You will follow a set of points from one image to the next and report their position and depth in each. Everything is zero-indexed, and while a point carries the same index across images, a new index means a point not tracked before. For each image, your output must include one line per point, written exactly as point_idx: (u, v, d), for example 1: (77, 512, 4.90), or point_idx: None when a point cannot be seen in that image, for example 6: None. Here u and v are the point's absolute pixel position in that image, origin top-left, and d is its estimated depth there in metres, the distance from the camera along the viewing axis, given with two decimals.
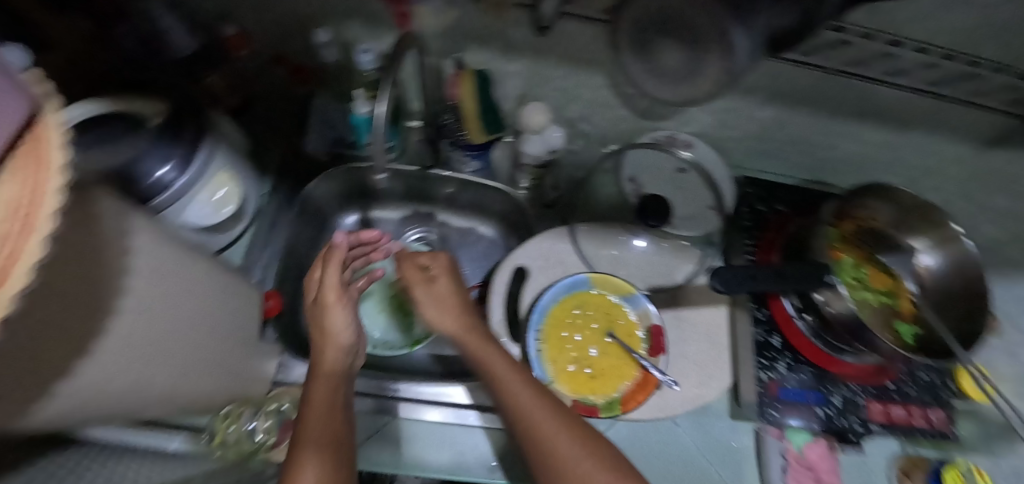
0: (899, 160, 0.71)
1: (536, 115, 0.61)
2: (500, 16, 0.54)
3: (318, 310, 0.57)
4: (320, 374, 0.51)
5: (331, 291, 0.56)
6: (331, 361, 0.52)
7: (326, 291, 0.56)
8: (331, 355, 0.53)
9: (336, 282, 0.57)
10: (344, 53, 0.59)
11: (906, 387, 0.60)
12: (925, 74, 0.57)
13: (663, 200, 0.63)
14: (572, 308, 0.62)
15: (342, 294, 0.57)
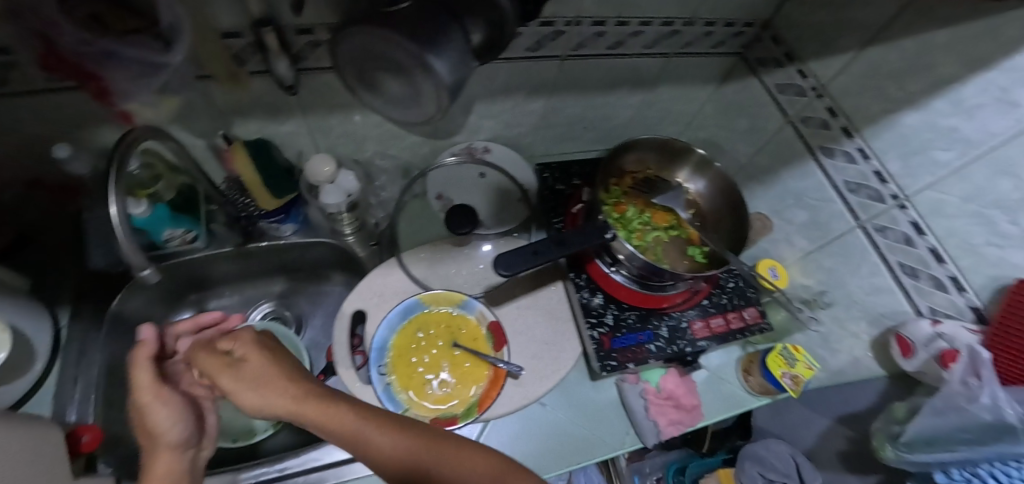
0: (662, 111, 0.84)
1: (323, 165, 0.63)
2: (246, 86, 0.57)
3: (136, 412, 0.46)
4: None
5: (141, 392, 0.45)
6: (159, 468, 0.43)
7: (138, 395, 0.45)
8: (164, 458, 0.44)
9: (149, 380, 0.46)
10: (99, 157, 0.57)
11: (718, 299, 0.69)
12: (637, 41, 0.67)
13: (468, 207, 0.67)
14: (414, 332, 0.64)
15: (161, 390, 0.47)
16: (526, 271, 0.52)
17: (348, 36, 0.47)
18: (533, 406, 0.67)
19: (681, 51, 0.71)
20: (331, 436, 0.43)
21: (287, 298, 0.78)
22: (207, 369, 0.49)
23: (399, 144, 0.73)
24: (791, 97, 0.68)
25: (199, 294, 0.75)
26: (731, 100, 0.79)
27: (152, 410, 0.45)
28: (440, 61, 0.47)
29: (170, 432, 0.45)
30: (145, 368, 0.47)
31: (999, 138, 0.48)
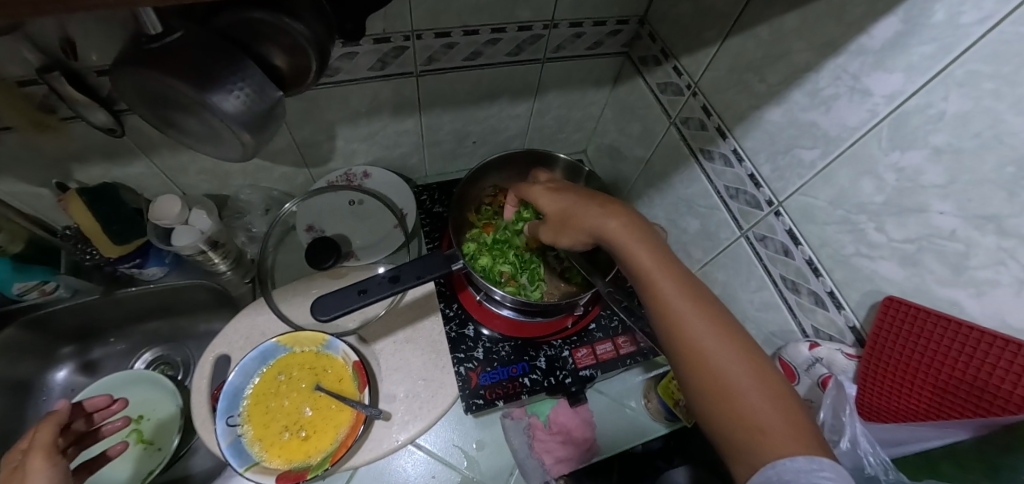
0: (559, 119, 0.79)
1: (170, 206, 0.60)
2: (64, 132, 0.54)
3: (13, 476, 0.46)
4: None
5: (41, 443, 0.48)
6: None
7: (30, 453, 0.47)
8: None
9: (47, 442, 0.49)
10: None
11: (606, 321, 0.64)
12: (498, 49, 0.62)
13: (331, 238, 0.64)
14: (274, 377, 0.60)
15: (54, 452, 0.48)
16: (346, 314, 0.48)
17: (119, 78, 0.42)
18: (409, 449, 0.61)
19: (554, 55, 0.67)
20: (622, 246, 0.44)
21: (174, 342, 0.75)
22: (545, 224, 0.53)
23: (268, 176, 0.69)
24: (673, 96, 0.63)
25: (77, 347, 0.71)
26: (626, 103, 0.74)
27: (41, 459, 0.47)
28: (225, 99, 0.43)
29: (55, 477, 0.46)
30: (50, 425, 0.51)
31: (853, 133, 0.41)
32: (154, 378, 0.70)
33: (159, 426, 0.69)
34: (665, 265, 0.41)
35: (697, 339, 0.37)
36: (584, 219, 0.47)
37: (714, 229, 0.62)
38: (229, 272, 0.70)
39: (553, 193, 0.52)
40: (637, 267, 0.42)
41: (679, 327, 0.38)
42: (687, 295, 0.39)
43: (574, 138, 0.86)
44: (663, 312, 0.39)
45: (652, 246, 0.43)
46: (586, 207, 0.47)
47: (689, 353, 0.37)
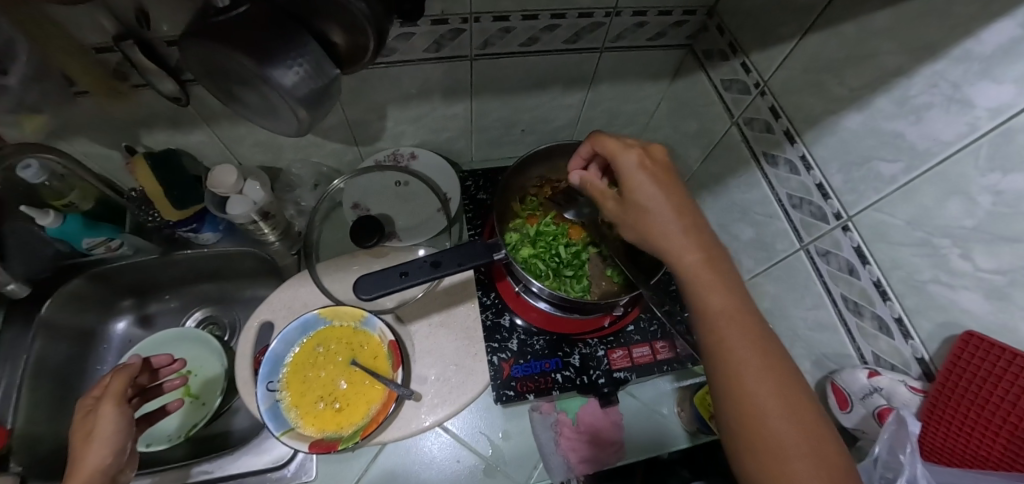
0: (612, 112, 0.76)
1: (226, 175, 0.62)
2: (135, 99, 0.56)
3: (85, 421, 0.50)
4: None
5: (112, 392, 0.52)
6: (87, 467, 0.47)
7: (103, 399, 0.51)
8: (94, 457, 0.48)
9: (118, 390, 0.53)
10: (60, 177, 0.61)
11: (645, 324, 0.62)
12: (555, 36, 0.60)
13: (377, 217, 0.65)
14: (313, 348, 0.62)
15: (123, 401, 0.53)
16: (388, 295, 0.48)
17: (187, 48, 0.43)
18: (437, 431, 0.62)
19: (612, 44, 0.64)
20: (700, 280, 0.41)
21: (222, 304, 0.79)
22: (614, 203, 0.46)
23: (319, 151, 0.71)
24: (737, 95, 0.60)
25: (136, 300, 0.76)
26: (683, 99, 0.70)
27: (109, 408, 0.51)
28: (284, 75, 0.44)
29: (117, 428, 0.50)
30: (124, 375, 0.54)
31: (945, 148, 0.37)
32: (203, 337, 0.74)
33: (205, 383, 0.72)
34: (736, 311, 0.38)
35: (756, 398, 0.35)
36: (660, 234, 0.42)
37: (771, 239, 0.58)
38: (276, 243, 0.73)
39: (644, 176, 0.43)
40: (707, 307, 0.39)
41: (739, 379, 0.36)
42: (753, 344, 0.37)
43: (625, 132, 0.83)
44: (724, 359, 0.37)
45: (729, 285, 0.40)
46: (671, 225, 0.42)
47: (742, 405, 0.35)
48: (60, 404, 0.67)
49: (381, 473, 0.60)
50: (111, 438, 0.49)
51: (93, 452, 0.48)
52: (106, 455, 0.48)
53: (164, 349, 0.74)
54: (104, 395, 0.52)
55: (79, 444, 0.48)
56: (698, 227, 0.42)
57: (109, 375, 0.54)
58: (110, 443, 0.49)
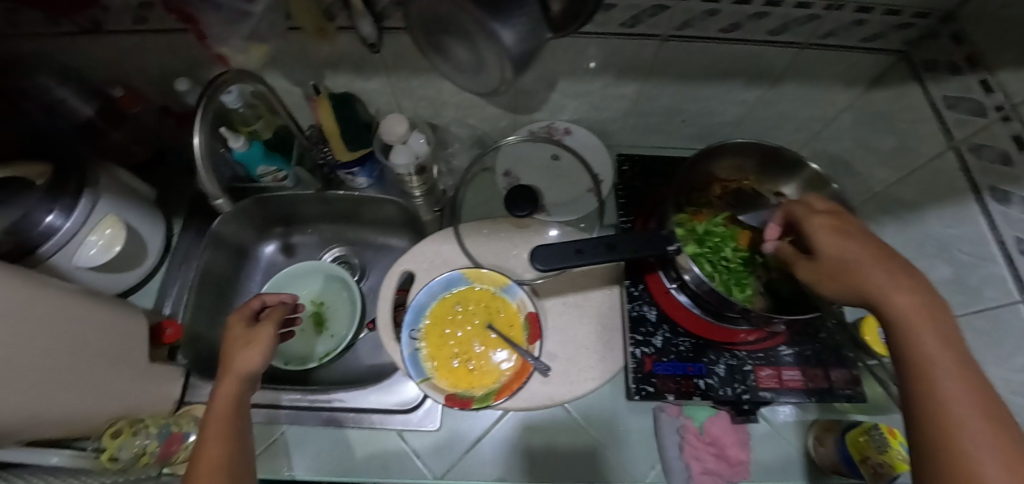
0: (785, 114, 0.71)
1: (396, 125, 0.64)
2: (335, 41, 0.58)
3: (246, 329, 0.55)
4: (223, 386, 0.48)
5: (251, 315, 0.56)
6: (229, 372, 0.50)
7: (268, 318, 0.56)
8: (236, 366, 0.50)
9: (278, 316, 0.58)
10: (254, 105, 0.66)
11: (799, 348, 0.58)
12: (760, 25, 0.56)
13: (532, 189, 0.64)
14: (453, 305, 0.64)
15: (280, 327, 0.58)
16: (564, 269, 0.48)
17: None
18: (559, 409, 0.62)
19: (818, 41, 0.58)
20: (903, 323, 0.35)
21: (357, 246, 0.83)
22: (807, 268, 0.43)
23: (476, 113, 0.71)
24: (964, 115, 0.52)
25: (284, 229, 0.82)
26: (880, 111, 0.63)
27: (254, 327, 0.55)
28: (505, 31, 0.43)
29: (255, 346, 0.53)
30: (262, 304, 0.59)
31: None
32: (338, 273, 0.77)
33: (335, 316, 0.77)
34: (954, 360, 0.33)
35: (971, 458, 0.29)
36: (877, 292, 0.37)
37: (977, 283, 0.52)
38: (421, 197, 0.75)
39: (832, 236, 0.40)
40: (916, 347, 0.34)
41: (951, 430, 0.31)
42: (984, 415, 0.31)
43: (789, 138, 0.77)
44: (930, 404, 0.32)
45: (950, 333, 0.34)
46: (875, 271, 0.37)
47: (951, 459, 0.30)
48: (218, 310, 0.74)
49: (499, 438, 0.61)
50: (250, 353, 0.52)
51: (235, 360, 0.50)
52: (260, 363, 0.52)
53: (301, 278, 0.78)
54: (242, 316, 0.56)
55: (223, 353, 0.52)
56: (909, 274, 0.37)
57: (246, 300, 0.59)
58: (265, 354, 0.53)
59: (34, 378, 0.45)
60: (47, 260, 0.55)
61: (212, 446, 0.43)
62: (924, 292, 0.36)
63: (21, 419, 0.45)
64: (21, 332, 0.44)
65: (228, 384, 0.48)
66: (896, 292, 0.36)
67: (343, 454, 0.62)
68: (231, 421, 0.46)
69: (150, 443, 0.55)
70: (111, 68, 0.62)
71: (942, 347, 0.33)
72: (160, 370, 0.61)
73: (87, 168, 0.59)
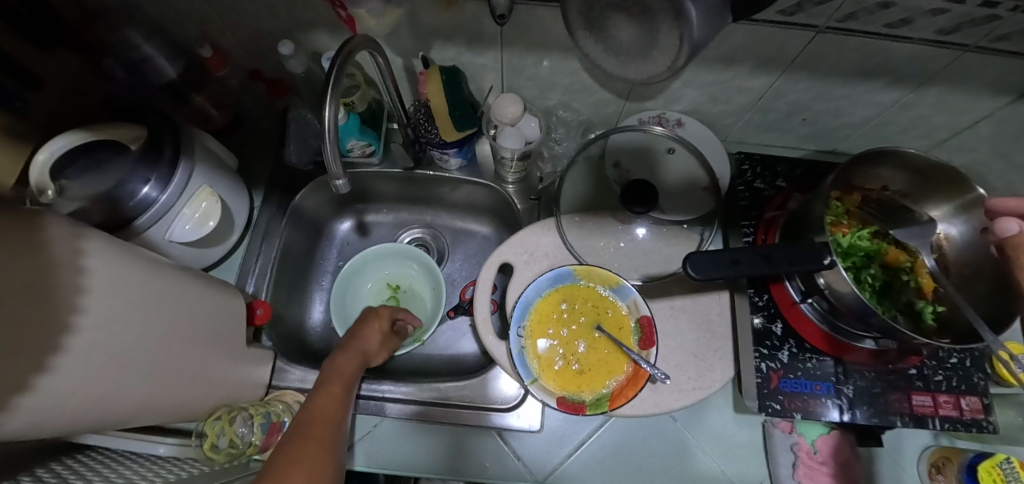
0: (916, 119, 0.66)
1: (510, 106, 0.59)
2: (456, 10, 0.52)
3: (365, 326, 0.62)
4: (335, 377, 0.52)
5: (376, 323, 0.62)
6: (342, 365, 0.54)
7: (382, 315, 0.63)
8: (346, 365, 0.55)
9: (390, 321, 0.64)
10: (353, 74, 0.61)
11: (930, 372, 0.55)
12: (936, 22, 0.50)
13: (650, 184, 0.60)
14: (558, 303, 0.60)
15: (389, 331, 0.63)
16: (722, 280, 0.45)
17: None
18: (664, 417, 0.60)
19: (989, 44, 0.52)
20: None
21: (435, 228, 0.79)
22: None
23: (586, 97, 0.66)
24: None
25: (361, 207, 0.78)
26: None
27: (370, 333, 0.60)
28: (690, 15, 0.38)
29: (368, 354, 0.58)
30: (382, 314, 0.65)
31: None
32: (419, 256, 0.73)
33: (416, 301, 0.74)
34: None
35: None
36: None
37: None
38: (514, 183, 0.71)
39: None
40: None
41: None
42: None
43: (909, 144, 0.72)
44: None
45: None
46: None
47: None
48: (297, 289, 0.71)
49: (602, 444, 0.59)
50: (361, 358, 0.57)
51: (347, 358, 0.55)
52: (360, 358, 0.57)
53: (381, 262, 0.75)
54: (367, 322, 0.62)
55: (338, 352, 0.57)
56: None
57: (366, 309, 0.65)
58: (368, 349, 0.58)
59: (151, 367, 0.42)
60: (142, 234, 0.51)
61: (322, 414, 0.46)
62: None
63: (141, 408, 0.42)
64: (138, 318, 0.40)
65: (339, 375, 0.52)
66: None
67: (438, 451, 0.60)
68: (340, 402, 0.49)
69: (251, 432, 0.52)
70: (203, 25, 0.56)
71: None
72: (253, 354, 0.58)
73: (182, 135, 0.54)
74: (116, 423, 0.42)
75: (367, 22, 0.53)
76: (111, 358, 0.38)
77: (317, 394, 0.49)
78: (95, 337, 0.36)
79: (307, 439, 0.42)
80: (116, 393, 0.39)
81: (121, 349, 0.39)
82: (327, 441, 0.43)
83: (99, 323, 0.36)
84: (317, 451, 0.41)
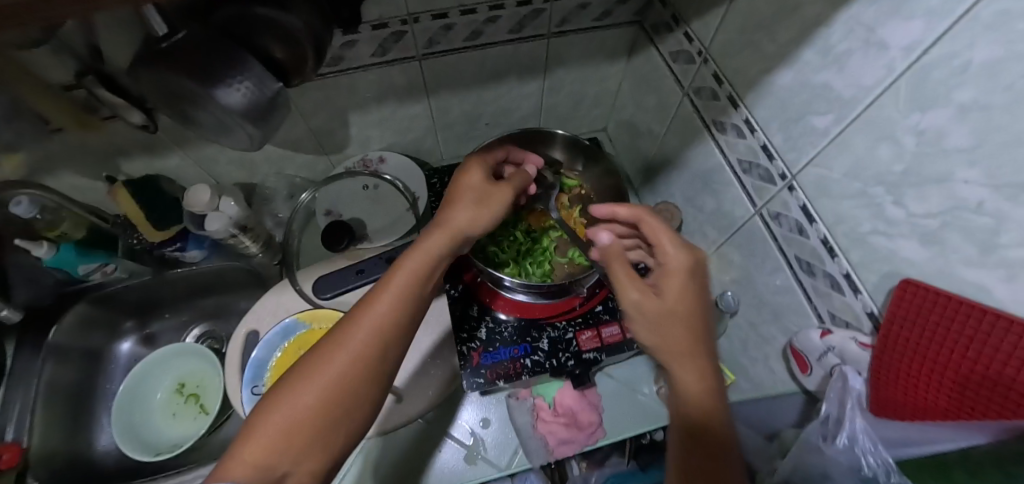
0: (573, 96, 0.77)
1: (202, 194, 0.66)
2: (107, 131, 0.60)
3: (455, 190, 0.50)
4: (387, 293, 0.41)
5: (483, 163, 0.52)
6: (408, 264, 0.43)
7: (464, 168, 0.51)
8: (414, 260, 0.43)
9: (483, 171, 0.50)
10: None
11: (614, 303, 0.62)
12: (498, 27, 0.61)
13: (345, 221, 0.67)
14: (296, 351, 0.64)
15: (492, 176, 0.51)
16: None
17: (138, 75, 0.48)
18: (418, 424, 0.63)
19: (557, 29, 0.64)
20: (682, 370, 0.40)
21: (219, 317, 0.83)
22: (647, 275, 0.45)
23: (292, 162, 0.74)
24: (684, 65, 0.60)
25: (137, 321, 0.81)
26: (639, 75, 0.71)
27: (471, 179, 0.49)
28: (228, 91, 0.48)
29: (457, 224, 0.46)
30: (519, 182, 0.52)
31: (869, 94, 0.37)
32: (199, 348, 0.77)
33: (208, 392, 0.77)
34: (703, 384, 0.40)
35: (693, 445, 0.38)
36: (676, 258, 0.43)
37: (729, 207, 0.58)
38: (261, 252, 0.75)
39: (681, 260, 0.43)
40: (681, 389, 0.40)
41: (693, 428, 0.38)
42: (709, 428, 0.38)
43: (593, 115, 0.84)
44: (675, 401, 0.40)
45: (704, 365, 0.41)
46: (689, 276, 0.43)
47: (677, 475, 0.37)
48: (75, 422, 0.72)
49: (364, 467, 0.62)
50: (444, 241, 0.45)
51: (418, 251, 0.44)
52: (443, 245, 0.45)
53: (168, 363, 0.78)
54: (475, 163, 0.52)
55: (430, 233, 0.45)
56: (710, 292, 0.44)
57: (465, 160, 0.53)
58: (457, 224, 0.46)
59: None
60: None
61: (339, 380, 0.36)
62: (692, 326, 0.41)
63: None
64: None
65: (409, 270, 0.43)
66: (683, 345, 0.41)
67: None
68: (375, 345, 0.39)
69: None
70: None
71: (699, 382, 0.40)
72: None
73: None
74: None
75: (29, 165, 0.59)
76: None
77: (339, 345, 0.38)
78: None
79: (296, 418, 0.35)
80: None
81: None
82: (363, 384, 0.37)
83: None
84: (332, 420, 0.36)
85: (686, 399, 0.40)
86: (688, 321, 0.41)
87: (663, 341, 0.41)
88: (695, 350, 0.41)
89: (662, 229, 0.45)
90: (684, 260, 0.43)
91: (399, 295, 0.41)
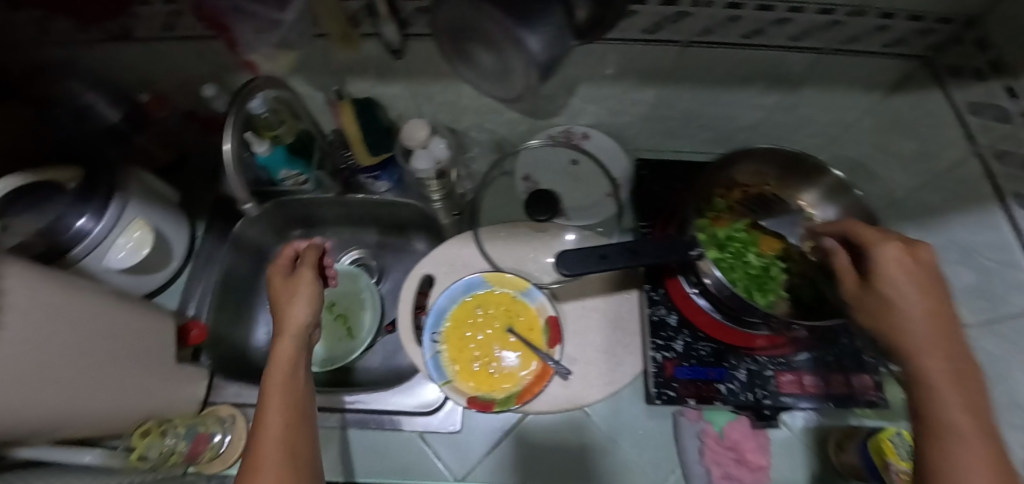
0: (805, 119, 0.71)
1: (418, 130, 0.65)
2: (358, 48, 0.59)
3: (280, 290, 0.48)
4: (268, 370, 0.40)
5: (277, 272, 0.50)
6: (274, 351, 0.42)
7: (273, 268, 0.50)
8: (279, 348, 0.43)
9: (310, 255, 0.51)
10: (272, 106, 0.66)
11: (820, 352, 0.58)
12: (784, 30, 0.56)
13: (550, 193, 0.65)
14: (474, 309, 0.64)
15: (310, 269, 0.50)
16: (589, 276, 0.48)
17: (441, 5, 0.46)
18: (578, 412, 0.63)
19: (841, 46, 0.58)
20: (907, 368, 0.38)
21: (375, 248, 0.84)
22: (846, 272, 0.45)
23: (497, 118, 0.72)
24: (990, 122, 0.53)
25: (303, 232, 0.83)
26: (899, 115, 0.64)
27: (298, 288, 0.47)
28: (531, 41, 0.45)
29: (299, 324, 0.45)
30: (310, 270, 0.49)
31: None
32: (357, 273, 0.79)
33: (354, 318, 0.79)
34: (956, 385, 0.35)
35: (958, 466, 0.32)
36: (911, 255, 0.40)
37: (999, 289, 0.52)
38: (441, 202, 0.75)
39: (897, 270, 0.40)
40: (919, 391, 0.37)
41: (947, 445, 0.33)
42: (979, 448, 0.32)
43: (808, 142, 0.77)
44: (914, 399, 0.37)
45: (962, 367, 0.36)
46: (897, 278, 0.39)
47: None
48: (239, 312, 0.76)
49: (522, 442, 0.62)
50: (292, 331, 0.44)
51: (281, 343, 0.43)
52: (293, 337, 0.44)
53: None
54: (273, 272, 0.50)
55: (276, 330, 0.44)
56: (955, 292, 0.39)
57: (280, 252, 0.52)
58: (298, 320, 0.45)
59: (72, 377, 0.45)
60: (77, 264, 0.57)
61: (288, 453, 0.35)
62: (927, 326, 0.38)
63: (65, 418, 0.46)
64: (61, 334, 0.44)
65: (276, 363, 0.41)
66: (910, 340, 0.38)
67: (366, 458, 0.62)
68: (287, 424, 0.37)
69: (177, 441, 0.56)
70: (139, 74, 0.63)
71: (948, 378, 0.36)
72: (187, 372, 0.62)
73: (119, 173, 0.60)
74: (37, 435, 0.45)
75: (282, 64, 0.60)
76: (32, 376, 0.41)
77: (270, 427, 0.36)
78: (18, 352, 0.39)
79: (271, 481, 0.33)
80: (37, 407, 0.42)
81: (44, 367, 0.42)
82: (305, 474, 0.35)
83: (22, 337, 0.40)
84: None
85: (926, 398, 0.36)
86: (927, 322, 0.38)
87: (886, 337, 0.40)
88: (931, 350, 0.37)
89: (876, 231, 0.42)
90: (909, 260, 0.40)
91: (285, 379, 0.40)
